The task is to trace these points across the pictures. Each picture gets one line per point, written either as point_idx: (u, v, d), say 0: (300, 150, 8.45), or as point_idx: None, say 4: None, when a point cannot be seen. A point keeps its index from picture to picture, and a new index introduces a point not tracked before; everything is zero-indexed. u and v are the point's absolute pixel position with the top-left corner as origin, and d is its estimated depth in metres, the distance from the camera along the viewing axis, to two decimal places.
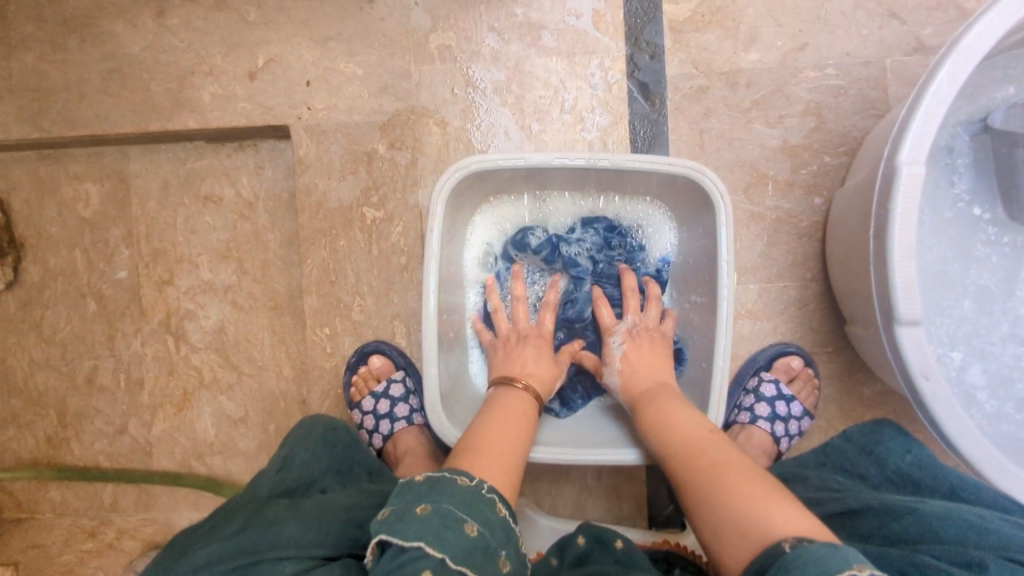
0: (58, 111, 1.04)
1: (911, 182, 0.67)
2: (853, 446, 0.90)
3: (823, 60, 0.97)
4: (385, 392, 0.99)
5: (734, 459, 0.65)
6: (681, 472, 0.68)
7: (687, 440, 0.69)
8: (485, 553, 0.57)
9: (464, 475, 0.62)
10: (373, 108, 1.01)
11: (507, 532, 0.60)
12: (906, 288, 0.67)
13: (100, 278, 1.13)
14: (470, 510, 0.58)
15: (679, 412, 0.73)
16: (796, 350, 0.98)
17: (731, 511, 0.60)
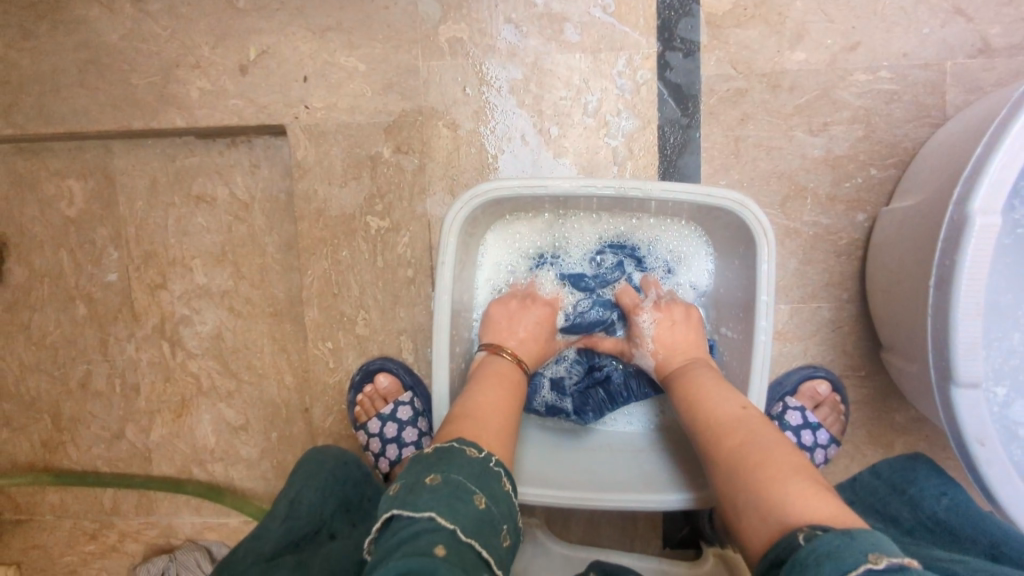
0: (32, 105, 0.95)
1: (985, 232, 0.59)
2: (885, 483, 0.84)
3: (877, 61, 0.88)
4: (393, 414, 0.94)
5: (769, 439, 0.61)
6: (710, 449, 0.64)
7: (722, 418, 0.65)
8: (494, 529, 0.54)
9: (473, 446, 0.59)
10: (376, 107, 0.92)
11: (511, 509, 0.57)
12: (967, 349, 0.61)
13: (89, 280, 1.07)
14: (479, 484, 0.56)
15: (711, 389, 0.69)
16: (824, 375, 0.92)
17: (758, 493, 0.56)
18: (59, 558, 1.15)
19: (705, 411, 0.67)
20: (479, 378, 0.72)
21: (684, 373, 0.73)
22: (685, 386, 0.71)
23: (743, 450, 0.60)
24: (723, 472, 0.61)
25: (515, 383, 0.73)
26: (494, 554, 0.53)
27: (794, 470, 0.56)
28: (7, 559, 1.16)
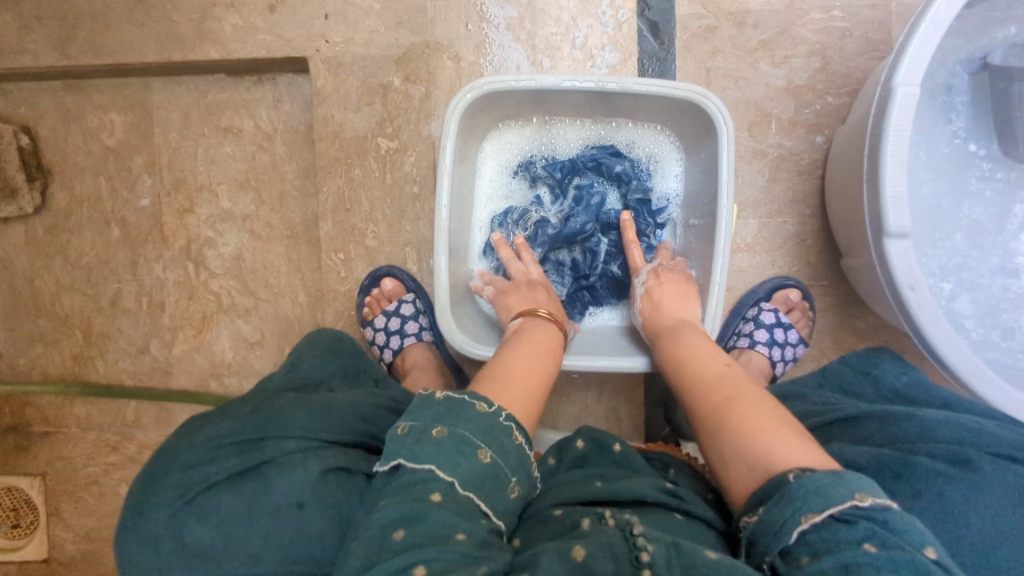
0: (85, 39, 1.07)
1: (906, 101, 0.70)
2: (852, 368, 0.94)
3: (831, 2, 0.99)
4: (397, 310, 1.05)
5: (757, 395, 0.64)
6: (696, 403, 0.68)
7: (712, 377, 0.69)
8: (496, 479, 0.58)
9: (484, 401, 0.60)
10: (389, 42, 1.03)
11: (523, 460, 0.60)
12: (895, 203, 0.72)
13: (123, 205, 1.17)
14: (486, 438, 0.58)
15: (699, 349, 0.74)
16: (795, 283, 1.02)
17: (740, 440, 0.60)
18: (82, 469, 1.23)
19: (696, 371, 0.71)
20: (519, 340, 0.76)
21: (674, 336, 0.77)
22: (675, 346, 0.75)
23: (732, 403, 0.64)
24: (708, 423, 0.65)
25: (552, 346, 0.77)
26: (495, 503, 0.58)
27: (780, 422, 0.60)
28: (34, 470, 1.24)
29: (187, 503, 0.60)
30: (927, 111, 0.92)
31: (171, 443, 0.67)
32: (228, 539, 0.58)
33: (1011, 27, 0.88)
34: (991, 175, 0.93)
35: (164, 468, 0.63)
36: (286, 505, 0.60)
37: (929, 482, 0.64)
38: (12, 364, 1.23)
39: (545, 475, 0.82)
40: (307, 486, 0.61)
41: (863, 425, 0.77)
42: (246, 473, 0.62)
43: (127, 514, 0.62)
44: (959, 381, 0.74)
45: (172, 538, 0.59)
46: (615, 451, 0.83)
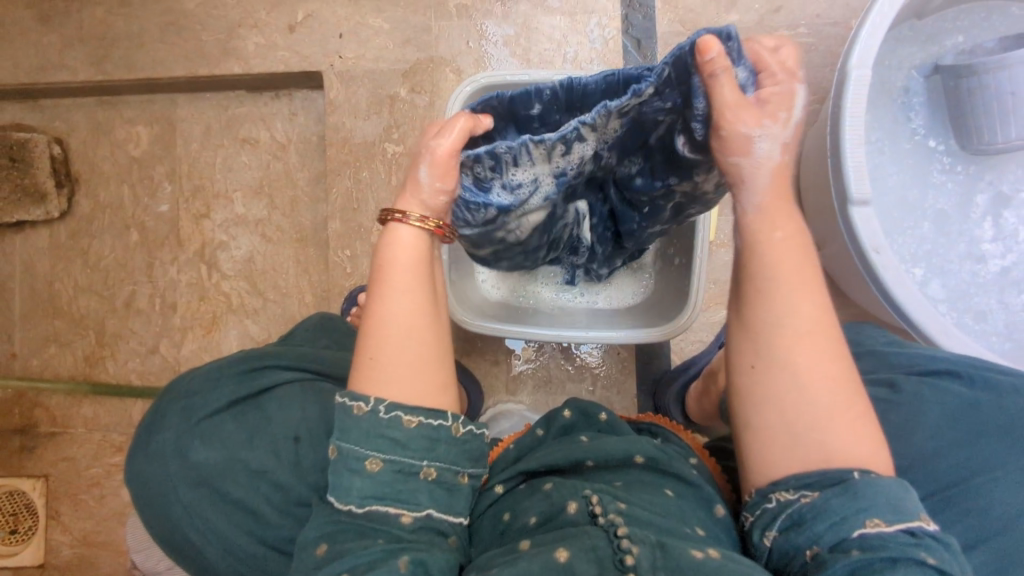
0: (120, 57, 1.18)
1: (860, 82, 0.78)
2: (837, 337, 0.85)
3: (797, 20, 1.10)
4: None
5: (837, 370, 0.55)
6: (768, 362, 0.55)
7: (801, 330, 0.55)
8: (401, 475, 0.56)
9: (360, 400, 0.57)
10: (397, 57, 1.14)
11: (432, 438, 0.57)
12: (857, 172, 0.79)
13: (144, 211, 1.25)
14: (371, 442, 0.56)
15: (789, 292, 0.55)
16: None
17: (816, 436, 0.53)
18: (85, 470, 1.23)
19: (785, 317, 0.55)
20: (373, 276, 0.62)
21: (769, 248, 0.56)
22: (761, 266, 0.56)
23: (810, 383, 0.54)
24: (775, 399, 0.55)
25: (425, 253, 0.62)
26: (414, 498, 0.56)
27: (854, 416, 0.54)
28: (38, 472, 1.24)
29: (195, 427, 0.66)
30: (887, 112, 1.00)
31: (178, 380, 0.73)
32: (232, 462, 0.64)
33: (958, 35, 0.98)
34: (952, 168, 0.99)
35: (170, 401, 0.70)
36: (283, 436, 0.66)
37: (874, 409, 0.68)
38: (25, 364, 1.27)
39: (530, 448, 0.75)
40: (302, 420, 0.67)
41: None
42: (247, 404, 0.68)
43: (137, 441, 0.69)
44: (926, 338, 0.80)
45: (179, 458, 0.65)
46: (602, 420, 0.75)
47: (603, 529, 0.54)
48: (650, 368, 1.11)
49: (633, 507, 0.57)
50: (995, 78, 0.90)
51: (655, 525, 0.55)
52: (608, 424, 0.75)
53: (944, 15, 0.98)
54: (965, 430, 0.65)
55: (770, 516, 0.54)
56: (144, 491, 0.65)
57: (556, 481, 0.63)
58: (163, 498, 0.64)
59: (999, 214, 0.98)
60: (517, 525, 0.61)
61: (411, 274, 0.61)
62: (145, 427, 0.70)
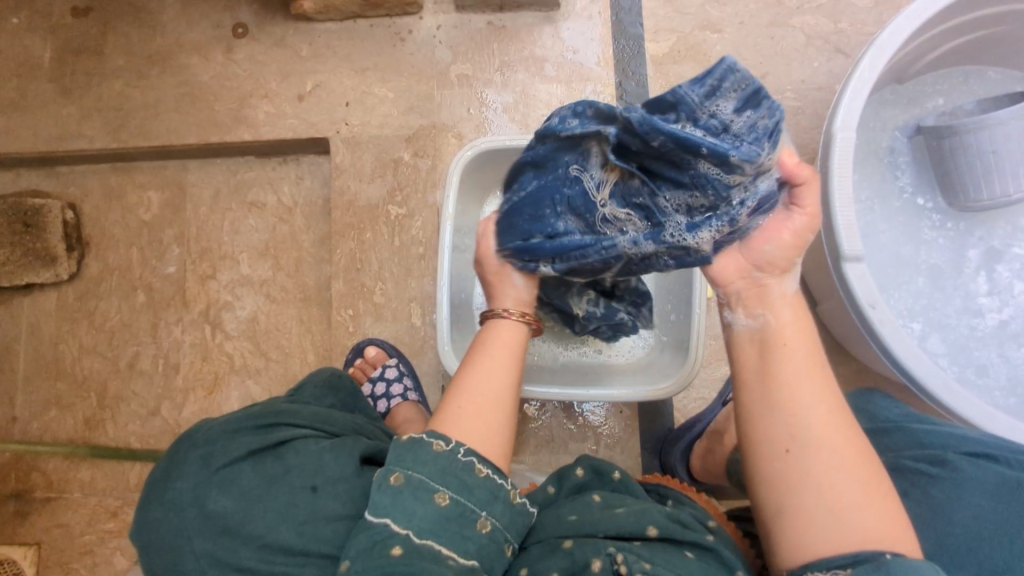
0: (136, 125, 1.23)
1: (845, 143, 0.81)
2: (847, 404, 0.83)
3: (783, 85, 1.15)
4: (381, 375, 1.08)
5: (858, 454, 0.60)
6: (797, 447, 0.61)
7: (821, 420, 0.61)
8: (462, 518, 0.61)
9: (441, 439, 0.64)
10: (401, 123, 1.18)
11: (493, 493, 0.63)
12: (848, 229, 0.81)
13: (151, 272, 1.27)
14: (443, 479, 0.62)
15: (812, 383, 0.63)
16: None
17: (830, 515, 0.58)
18: (78, 537, 1.20)
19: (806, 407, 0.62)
20: (476, 349, 0.76)
21: (788, 346, 0.64)
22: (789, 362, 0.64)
23: (833, 467, 0.59)
24: (808, 478, 0.59)
25: (516, 345, 0.76)
26: (464, 544, 0.60)
27: (878, 495, 0.59)
28: (30, 539, 1.21)
29: (212, 476, 0.64)
30: (874, 171, 1.03)
31: (191, 429, 0.71)
32: (248, 511, 0.61)
33: (939, 98, 1.02)
34: (942, 225, 1.01)
35: (189, 448, 0.67)
36: (301, 485, 0.64)
37: (917, 482, 0.67)
38: (24, 428, 1.27)
39: (542, 504, 0.77)
40: (320, 470, 0.65)
41: (856, 442, 0.78)
42: (267, 454, 0.66)
43: (149, 489, 0.66)
44: (929, 395, 0.79)
45: (194, 506, 0.62)
46: (616, 479, 0.77)
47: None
48: (654, 427, 1.10)
49: (658, 568, 0.59)
50: (975, 137, 0.91)
51: None
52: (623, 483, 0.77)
53: (923, 80, 1.03)
54: (1011, 510, 0.62)
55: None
56: (154, 547, 0.63)
57: (576, 538, 0.64)
58: (177, 551, 0.62)
59: (992, 268, 0.99)
60: None
61: (508, 357, 0.75)
62: (157, 477, 0.67)
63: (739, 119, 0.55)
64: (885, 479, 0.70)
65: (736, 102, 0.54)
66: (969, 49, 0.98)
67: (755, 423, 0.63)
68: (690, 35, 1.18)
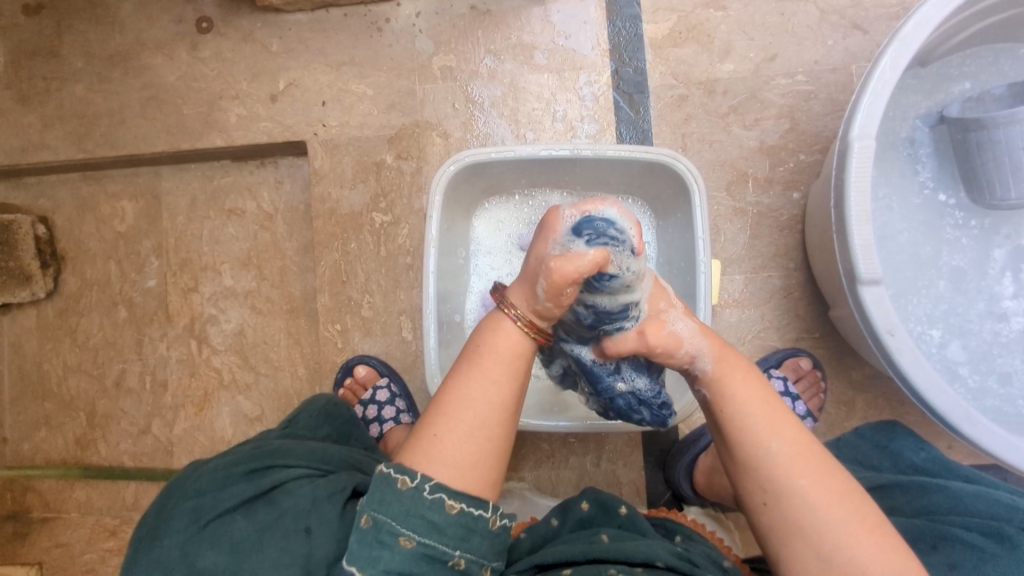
0: (101, 134, 1.16)
1: (863, 154, 0.74)
2: (867, 441, 0.86)
3: (794, 68, 1.06)
4: (372, 398, 1.04)
5: (840, 490, 0.60)
6: (778, 498, 0.61)
7: (793, 462, 0.61)
8: (430, 559, 0.57)
9: (406, 474, 0.59)
10: (381, 123, 1.10)
11: (467, 527, 0.59)
12: (864, 249, 0.74)
13: (131, 287, 1.22)
14: (408, 522, 0.57)
15: (769, 435, 0.62)
16: (806, 353, 1.02)
17: (824, 559, 0.58)
18: (79, 557, 1.19)
19: (777, 446, 0.62)
20: (467, 355, 0.67)
21: (742, 394, 0.65)
22: (743, 415, 0.64)
23: (816, 511, 0.59)
24: (793, 526, 0.60)
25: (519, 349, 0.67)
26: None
27: (869, 527, 0.58)
28: (31, 560, 1.20)
29: (202, 530, 0.60)
30: (893, 165, 0.95)
31: (179, 479, 0.68)
32: (241, 565, 0.58)
33: (965, 82, 0.93)
34: (966, 223, 0.94)
35: (177, 501, 0.64)
36: (294, 529, 0.60)
37: (967, 556, 0.62)
38: (16, 449, 1.24)
39: (546, 537, 0.75)
40: (314, 511, 0.62)
41: (891, 495, 0.74)
42: (258, 502, 0.62)
43: (135, 549, 0.62)
44: (951, 427, 0.73)
45: (184, 565, 0.58)
46: (622, 515, 0.74)
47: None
48: (656, 439, 1.05)
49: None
50: (1005, 132, 0.84)
51: None
52: (628, 517, 0.74)
53: (948, 62, 0.94)
54: None
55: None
56: None
57: (575, 567, 0.64)
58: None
59: (1018, 269, 0.92)
60: None
61: (504, 362, 0.66)
62: (142, 535, 0.63)
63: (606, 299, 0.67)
64: (933, 545, 0.65)
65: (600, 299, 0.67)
66: (1000, 27, 0.89)
67: (736, 477, 0.65)
68: (692, 14, 1.08)
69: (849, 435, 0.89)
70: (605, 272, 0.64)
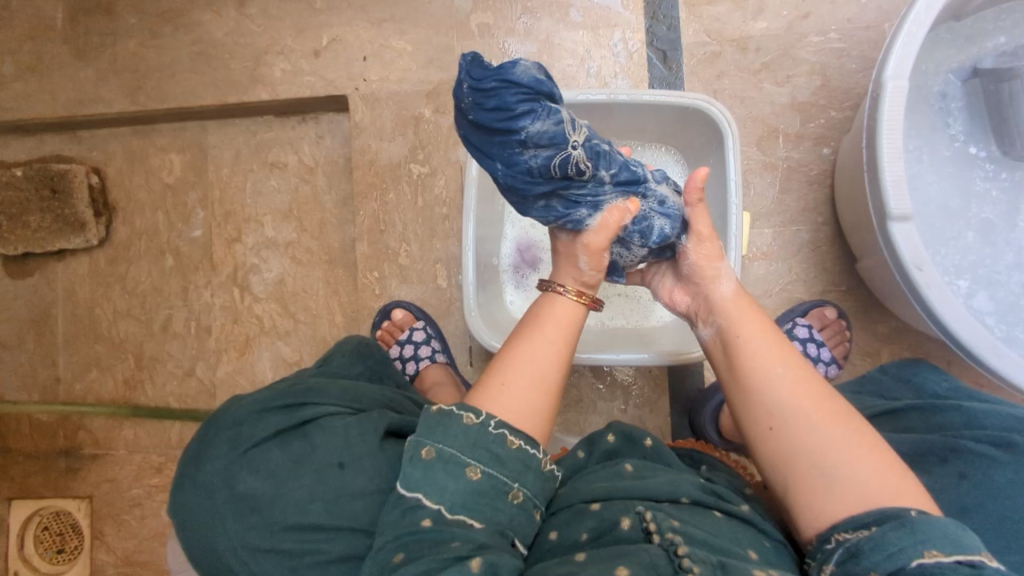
0: (153, 87, 1.21)
1: (896, 93, 0.76)
2: (890, 376, 0.89)
3: (827, 25, 1.07)
4: (409, 338, 1.09)
5: (839, 415, 0.63)
6: (780, 423, 0.64)
7: (794, 390, 0.65)
8: (493, 490, 0.60)
9: (471, 411, 0.62)
10: (420, 78, 1.14)
11: (525, 464, 0.62)
12: (895, 187, 0.76)
13: (178, 236, 1.28)
14: (474, 453, 0.61)
15: (771, 366, 0.67)
16: (831, 303, 1.04)
17: (826, 476, 0.60)
18: (127, 491, 1.26)
19: (779, 375, 0.66)
20: (528, 320, 0.73)
21: (749, 331, 0.71)
22: (747, 350, 0.69)
23: (815, 431, 0.62)
24: (795, 446, 0.63)
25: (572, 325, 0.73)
26: (496, 515, 0.60)
27: (868, 448, 0.61)
28: (82, 493, 1.27)
29: (241, 458, 0.65)
30: (924, 119, 0.96)
31: (221, 408, 0.72)
32: (278, 492, 0.62)
33: (1001, 36, 0.93)
34: (996, 176, 0.95)
35: (218, 430, 0.68)
36: (328, 463, 0.64)
37: (977, 465, 0.66)
38: (69, 389, 1.31)
39: (574, 469, 0.78)
40: (347, 446, 0.65)
41: (906, 417, 0.79)
42: (293, 434, 0.66)
43: (182, 470, 0.67)
44: (977, 359, 0.76)
45: (225, 489, 0.63)
46: (647, 446, 0.76)
47: (661, 548, 0.58)
48: (683, 387, 1.09)
49: (686, 527, 0.61)
50: None
51: (708, 544, 0.59)
52: (653, 449, 0.76)
53: (983, 16, 0.93)
54: None
55: (828, 553, 0.58)
56: (188, 523, 0.65)
57: (602, 501, 0.66)
58: (211, 534, 0.63)
59: None
60: (568, 542, 0.64)
61: (562, 331, 0.72)
62: (189, 457, 0.68)
63: (539, 159, 0.65)
64: (943, 458, 0.69)
65: (540, 159, 0.65)
66: None
67: (741, 411, 0.69)
68: None
69: (873, 373, 0.93)
70: (516, 113, 0.61)
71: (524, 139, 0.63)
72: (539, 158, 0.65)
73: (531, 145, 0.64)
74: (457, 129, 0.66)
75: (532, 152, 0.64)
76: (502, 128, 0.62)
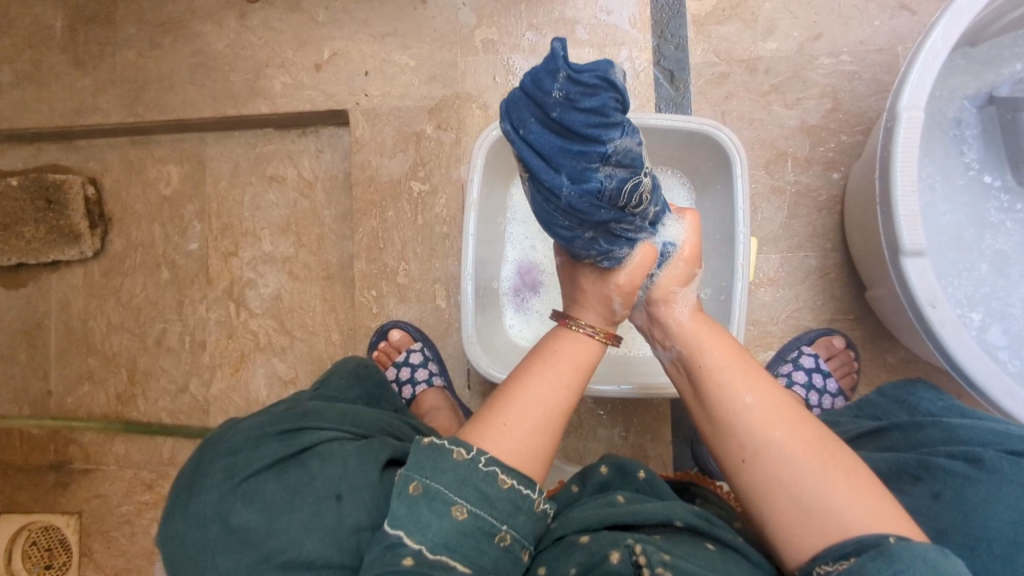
0: (151, 99, 1.19)
1: (912, 124, 0.74)
2: (887, 398, 0.85)
3: (839, 47, 1.05)
4: (405, 360, 1.07)
5: (812, 439, 0.61)
6: (751, 453, 0.62)
7: (763, 415, 0.63)
8: (479, 532, 0.58)
9: (463, 447, 0.60)
10: (422, 94, 1.12)
11: (516, 504, 0.60)
12: (909, 220, 0.74)
13: (174, 249, 1.26)
14: (462, 490, 0.58)
15: (737, 392, 0.65)
16: (839, 332, 1.01)
17: (804, 507, 0.58)
18: (116, 508, 1.23)
19: (745, 401, 0.64)
20: (537, 356, 0.72)
21: (715, 357, 0.69)
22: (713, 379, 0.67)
23: (789, 460, 0.60)
24: (769, 476, 0.60)
25: (583, 367, 0.72)
26: (480, 558, 0.57)
27: (846, 473, 0.58)
28: (71, 508, 1.25)
29: (236, 488, 0.61)
30: (938, 145, 0.94)
31: (217, 435, 0.68)
32: (273, 525, 0.58)
33: (1016, 63, 0.91)
34: (1011, 207, 0.92)
35: (211, 459, 0.64)
36: (325, 495, 0.60)
37: (949, 483, 0.63)
38: (60, 402, 1.29)
39: (567, 503, 0.75)
40: (346, 477, 0.62)
41: (890, 436, 0.75)
42: (290, 463, 0.62)
43: (173, 500, 0.63)
44: (990, 401, 0.73)
45: (218, 521, 0.59)
46: (640, 478, 0.73)
47: None
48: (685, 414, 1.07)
49: (677, 560, 0.57)
50: None
51: None
52: (646, 482, 0.73)
53: (999, 42, 0.91)
54: None
55: None
56: (176, 557, 0.61)
57: (592, 533, 0.63)
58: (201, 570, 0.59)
59: None
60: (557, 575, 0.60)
61: (570, 371, 0.71)
62: (180, 487, 0.64)
63: (612, 181, 0.58)
64: (915, 475, 0.66)
65: (611, 179, 0.58)
66: None
67: (714, 442, 0.66)
68: None
69: (868, 394, 0.88)
70: (606, 124, 0.54)
71: (601, 156, 0.56)
72: (613, 179, 0.58)
73: (608, 162, 0.57)
74: (517, 134, 0.56)
75: (606, 173, 0.57)
76: (583, 141, 0.54)
